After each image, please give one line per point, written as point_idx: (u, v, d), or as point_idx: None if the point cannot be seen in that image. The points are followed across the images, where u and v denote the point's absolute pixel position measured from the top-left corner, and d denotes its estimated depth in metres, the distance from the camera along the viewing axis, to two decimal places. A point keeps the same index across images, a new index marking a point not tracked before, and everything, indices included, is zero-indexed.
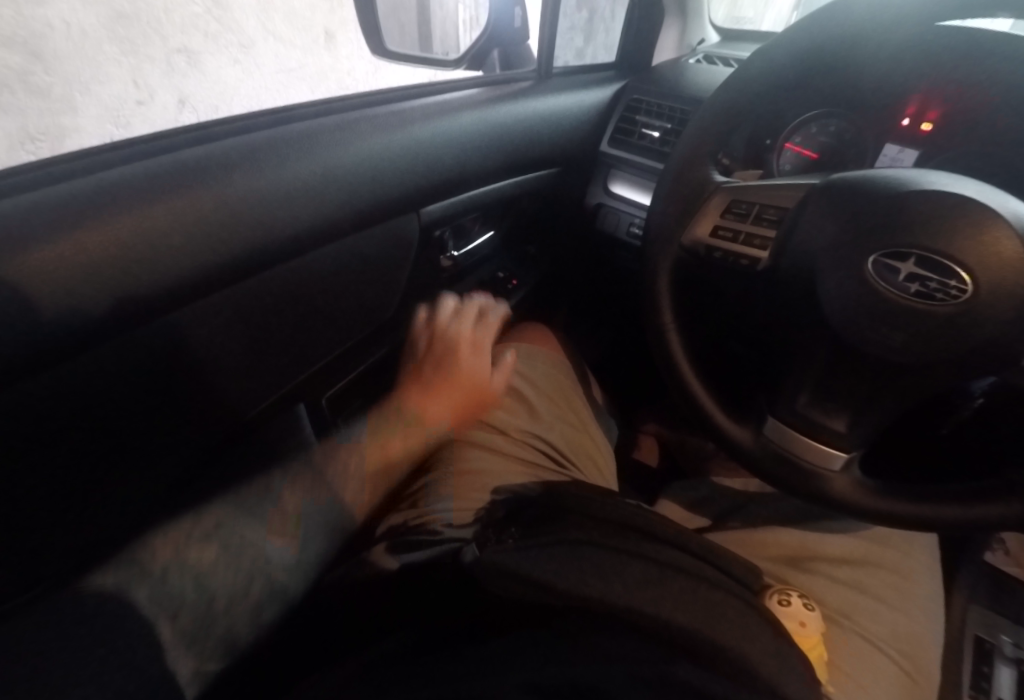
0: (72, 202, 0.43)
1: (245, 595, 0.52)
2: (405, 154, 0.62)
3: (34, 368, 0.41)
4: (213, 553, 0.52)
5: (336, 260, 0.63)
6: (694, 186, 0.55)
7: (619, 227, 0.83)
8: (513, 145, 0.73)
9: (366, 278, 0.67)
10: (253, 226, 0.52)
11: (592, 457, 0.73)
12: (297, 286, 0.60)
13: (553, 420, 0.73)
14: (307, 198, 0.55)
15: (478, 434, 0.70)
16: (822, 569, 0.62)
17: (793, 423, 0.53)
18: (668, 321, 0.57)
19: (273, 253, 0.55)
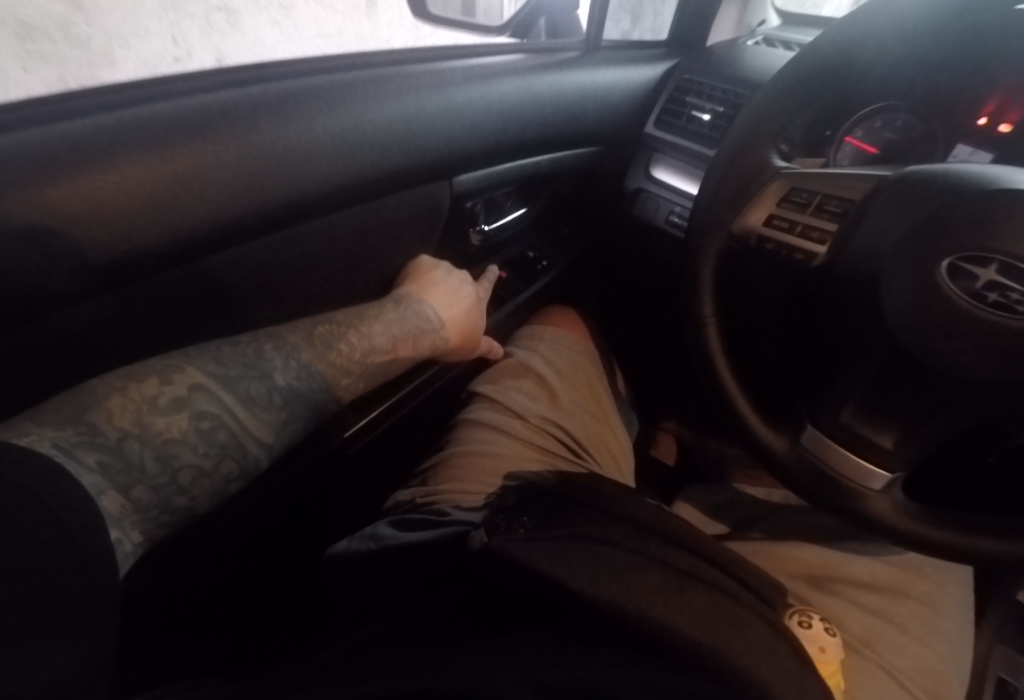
0: (85, 142, 0.41)
1: (199, 476, 0.49)
2: (438, 117, 0.58)
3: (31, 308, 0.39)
4: (177, 433, 0.48)
5: (365, 223, 0.60)
6: (750, 172, 0.51)
7: (657, 213, 0.79)
8: (552, 117, 0.69)
9: (393, 240, 0.64)
10: (273, 181, 0.49)
11: (612, 452, 0.69)
12: (318, 247, 0.57)
13: (575, 408, 0.69)
14: (331, 155, 0.52)
15: (494, 418, 0.67)
16: (846, 594, 0.59)
17: (835, 437, 0.49)
18: (709, 315, 0.53)
19: (302, 208, 0.53)
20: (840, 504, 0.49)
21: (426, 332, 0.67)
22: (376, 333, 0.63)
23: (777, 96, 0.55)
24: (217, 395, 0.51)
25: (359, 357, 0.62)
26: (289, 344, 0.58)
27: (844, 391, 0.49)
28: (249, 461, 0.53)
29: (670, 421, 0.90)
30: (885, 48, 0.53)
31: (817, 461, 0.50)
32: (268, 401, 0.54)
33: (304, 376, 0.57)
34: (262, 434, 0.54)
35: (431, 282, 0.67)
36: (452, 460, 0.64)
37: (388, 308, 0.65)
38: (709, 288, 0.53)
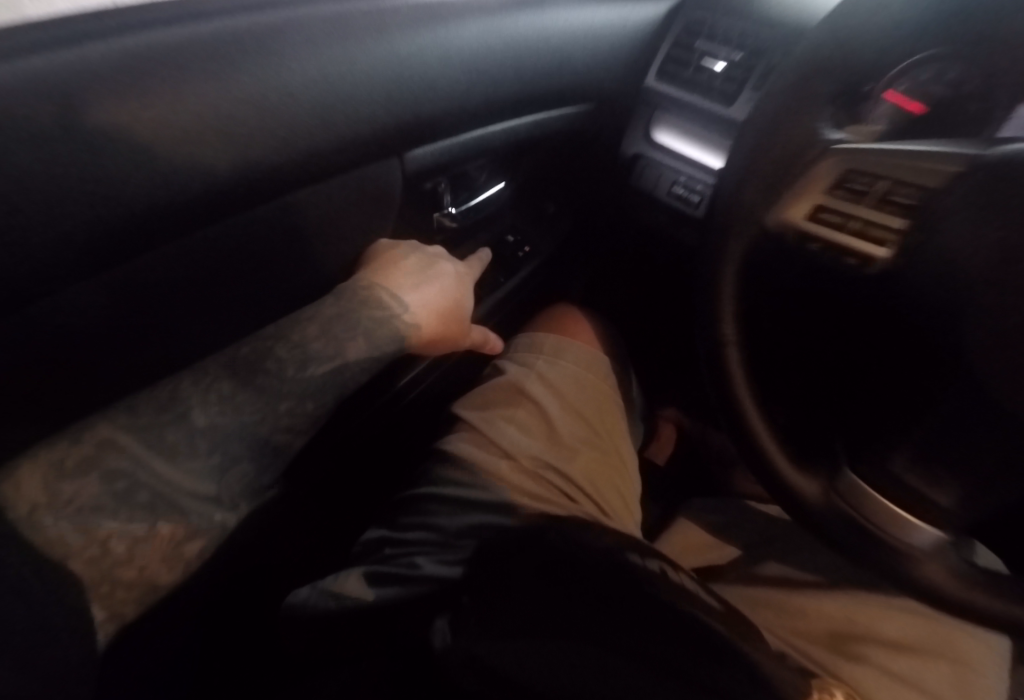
0: None
1: (136, 544, 0.37)
2: (378, 76, 0.41)
3: None
4: (91, 497, 0.36)
5: (306, 202, 0.44)
6: (795, 145, 0.39)
7: (659, 184, 0.67)
8: (530, 73, 0.53)
9: (346, 221, 0.48)
10: (142, 192, 0.32)
11: (618, 490, 0.58)
12: (239, 248, 0.41)
13: (575, 442, 0.58)
14: (225, 146, 0.34)
15: (478, 451, 0.56)
16: (874, 657, 0.51)
17: (879, 488, 0.41)
18: (729, 335, 0.42)
19: (218, 193, 0.36)
20: (887, 574, 0.40)
21: (386, 322, 0.47)
22: (313, 336, 0.44)
23: (838, 41, 0.41)
24: (131, 448, 0.38)
25: (293, 373, 0.43)
26: (210, 373, 0.42)
27: (902, 428, 0.40)
28: (198, 523, 0.40)
29: (669, 408, 0.88)
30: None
31: (853, 513, 0.40)
32: (194, 449, 0.40)
33: (226, 411, 0.41)
34: (203, 486, 0.40)
35: (391, 262, 0.50)
36: (429, 502, 0.55)
37: (332, 300, 0.46)
38: (731, 302, 0.41)
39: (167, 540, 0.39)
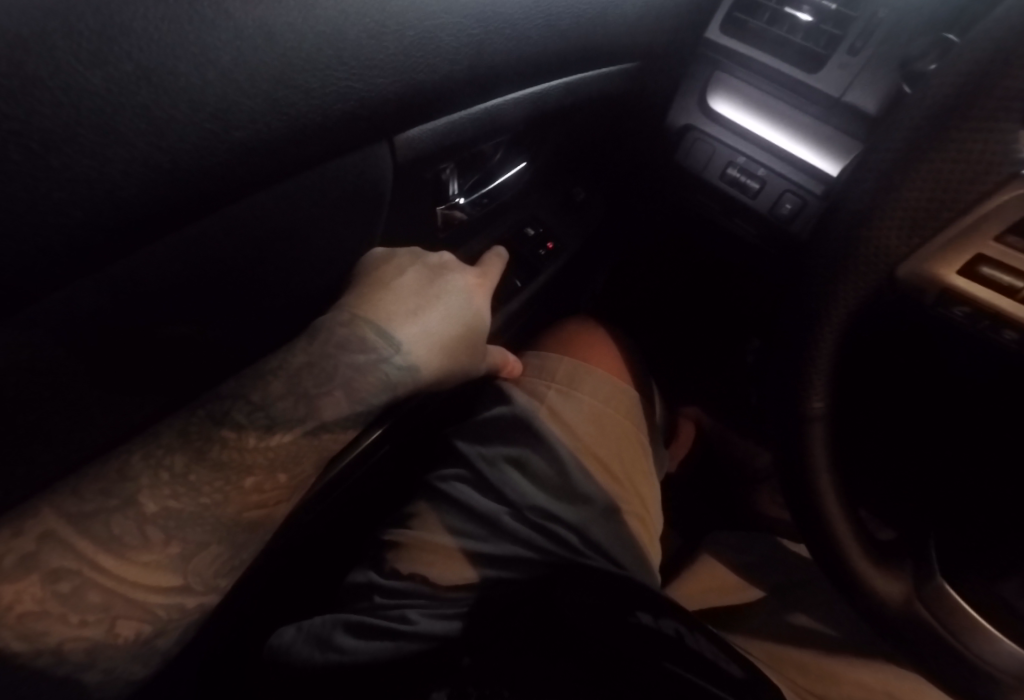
0: None
1: (95, 647, 0.32)
2: (347, 32, 0.28)
3: None
4: (35, 602, 0.30)
5: (280, 210, 0.32)
6: (966, 163, 0.25)
7: (710, 164, 0.54)
8: (569, 15, 0.40)
9: (334, 225, 0.36)
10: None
11: (641, 541, 0.49)
12: (185, 281, 0.29)
13: (590, 489, 0.48)
14: (113, 148, 0.22)
15: (473, 499, 0.47)
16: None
17: (979, 602, 0.33)
18: (817, 410, 0.33)
19: (143, 211, 0.25)
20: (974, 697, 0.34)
21: (370, 367, 0.36)
22: (279, 394, 0.34)
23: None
24: (74, 544, 0.31)
25: (255, 443, 0.34)
26: (161, 442, 0.32)
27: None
28: (167, 615, 0.34)
29: (690, 406, 0.77)
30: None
31: (937, 626, 0.33)
32: (147, 539, 0.32)
33: (185, 498, 0.32)
34: (167, 578, 0.33)
35: (379, 284, 0.39)
36: (426, 550, 0.47)
37: (304, 343, 0.36)
38: (825, 373, 0.32)
39: (130, 638, 0.33)
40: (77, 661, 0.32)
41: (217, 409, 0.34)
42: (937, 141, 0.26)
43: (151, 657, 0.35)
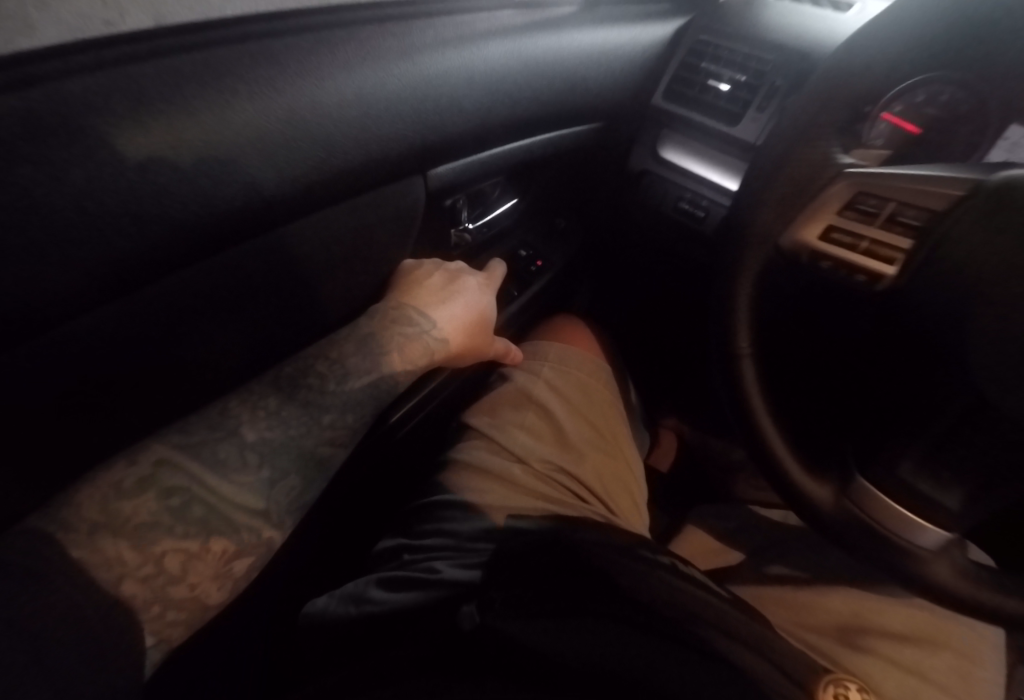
0: None
1: (190, 558, 0.36)
2: (402, 100, 0.43)
3: None
4: (149, 515, 0.35)
5: (348, 221, 0.46)
6: (808, 175, 0.41)
7: (665, 198, 0.69)
8: (547, 89, 0.55)
9: (378, 234, 0.49)
10: (179, 202, 0.34)
11: (630, 493, 0.58)
12: (283, 267, 0.43)
13: (583, 446, 0.58)
14: (250, 154, 0.36)
15: (491, 459, 0.56)
16: (880, 647, 0.52)
17: (886, 491, 0.42)
18: (744, 348, 0.44)
19: (274, 211, 0.39)
20: (903, 572, 0.42)
21: (416, 337, 0.49)
22: (349, 353, 0.47)
23: (849, 75, 0.42)
24: (185, 465, 0.38)
25: (334, 387, 0.45)
26: (256, 392, 0.43)
27: (915, 429, 0.41)
28: (249, 537, 0.39)
29: (669, 418, 0.87)
30: (920, 3, 0.39)
31: (865, 517, 0.43)
32: (244, 463, 0.40)
33: (274, 427, 0.42)
34: (253, 499, 0.39)
35: (416, 283, 0.52)
36: (445, 509, 0.55)
37: (366, 321, 0.49)
38: (744, 321, 0.44)
39: (219, 554, 0.37)
40: (172, 574, 0.35)
41: (297, 370, 0.45)
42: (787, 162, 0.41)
43: (228, 587, 0.38)
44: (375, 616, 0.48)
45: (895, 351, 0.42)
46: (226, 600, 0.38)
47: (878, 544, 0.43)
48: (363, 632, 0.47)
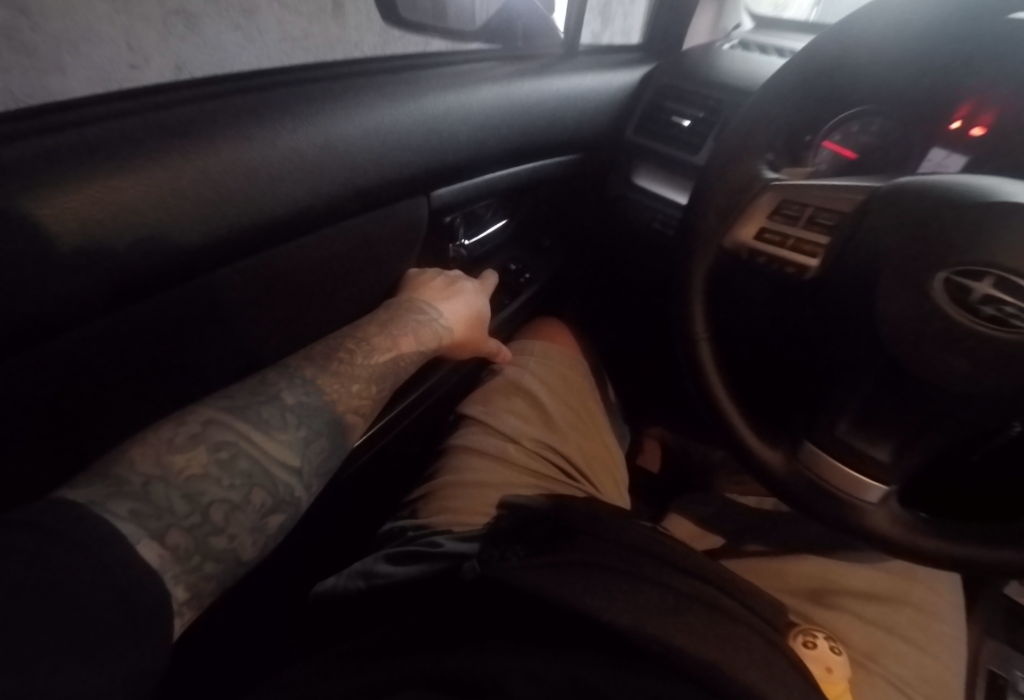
0: (42, 155, 0.35)
1: (233, 509, 0.40)
2: (410, 132, 0.53)
3: (15, 345, 0.36)
4: (199, 467, 0.40)
5: (363, 230, 0.56)
6: (741, 185, 0.50)
7: (641, 218, 0.78)
8: (531, 125, 0.65)
9: (382, 242, 0.59)
10: (235, 208, 0.43)
11: (609, 471, 0.65)
12: (317, 264, 0.53)
13: (568, 428, 0.65)
14: (290, 172, 0.45)
15: (487, 438, 0.63)
16: (846, 604, 0.57)
17: (833, 452, 0.49)
18: (699, 332, 0.52)
19: (306, 220, 0.49)
20: (849, 521, 0.49)
21: (427, 323, 0.59)
22: (374, 335, 0.56)
23: (771, 106, 0.53)
24: (231, 424, 0.44)
25: (361, 361, 0.54)
26: (291, 366, 0.51)
27: (849, 388, 0.48)
28: (283, 492, 0.44)
29: (655, 426, 0.91)
30: (825, 61, 0.52)
31: (813, 476, 0.50)
32: (284, 422, 0.47)
33: (310, 394, 0.50)
34: (290, 457, 0.46)
35: (422, 283, 0.62)
36: (443, 486, 0.61)
37: (382, 312, 0.59)
38: (699, 308, 0.52)
39: (260, 507, 0.42)
40: (218, 521, 0.39)
41: (324, 354, 0.53)
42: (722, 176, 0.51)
43: (264, 541, 0.43)
44: (385, 588, 0.52)
45: (821, 329, 0.50)
46: (257, 556, 0.43)
47: (827, 498, 0.50)
48: (379, 599, 0.51)
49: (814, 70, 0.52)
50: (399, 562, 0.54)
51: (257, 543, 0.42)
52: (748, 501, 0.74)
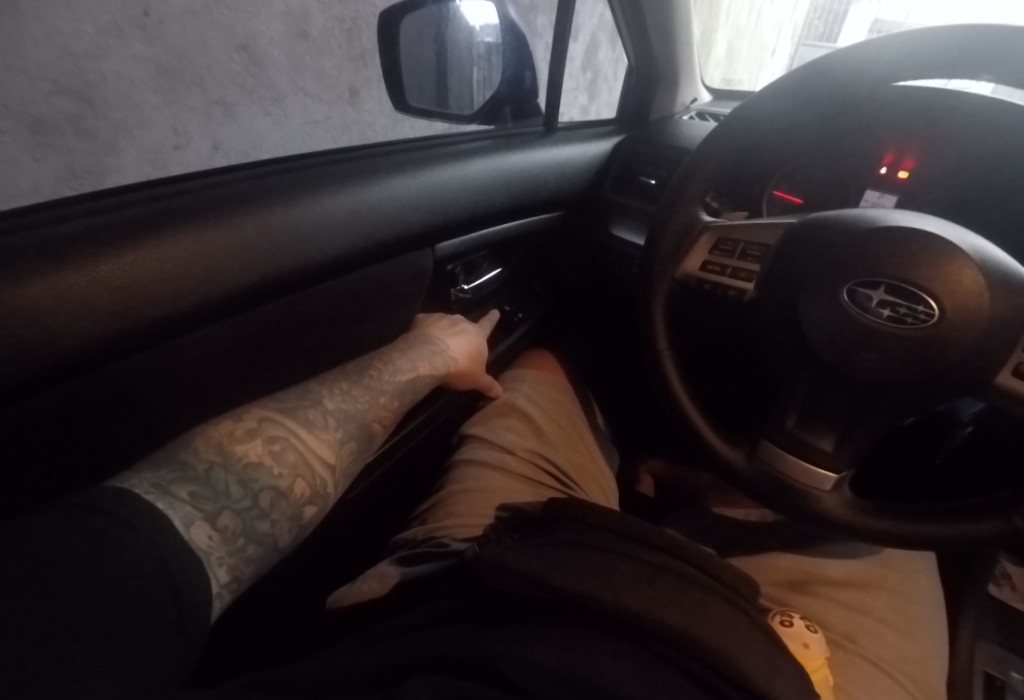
0: (148, 218, 0.46)
1: (277, 497, 0.49)
2: (420, 198, 0.66)
3: (110, 357, 0.46)
4: (256, 456, 0.51)
5: (380, 276, 0.68)
6: (684, 227, 0.61)
7: (619, 263, 0.90)
8: (519, 189, 0.78)
9: (398, 285, 0.71)
10: (282, 257, 0.55)
11: (594, 477, 0.75)
12: (348, 301, 0.66)
13: (557, 441, 0.76)
14: (327, 230, 0.58)
15: (488, 450, 0.73)
16: (823, 591, 0.63)
17: (786, 447, 0.57)
18: (663, 347, 0.61)
19: (335, 268, 0.61)
20: (806, 505, 0.56)
21: (438, 354, 0.72)
22: (400, 361, 0.69)
23: (716, 150, 0.63)
24: (283, 422, 0.56)
25: (388, 377, 0.68)
26: (330, 380, 0.64)
27: (791, 391, 0.57)
28: (322, 486, 0.54)
29: (653, 458, 0.93)
30: (778, 120, 0.63)
31: (768, 468, 0.58)
32: (325, 422, 0.59)
33: (347, 400, 0.62)
34: (327, 453, 0.57)
35: (429, 325, 0.75)
36: (449, 493, 0.69)
37: (401, 343, 0.72)
38: (661, 327, 0.62)
39: (300, 496, 0.52)
40: (264, 506, 0.48)
41: (351, 377, 0.65)
42: (672, 218, 0.62)
43: (299, 528, 0.51)
44: (400, 587, 0.57)
45: (763, 342, 0.60)
46: (291, 543, 0.51)
47: (785, 487, 0.57)
48: (394, 596, 0.57)
49: (785, 127, 0.63)
50: (410, 563, 0.60)
51: (293, 529, 0.50)
52: (735, 514, 0.77)
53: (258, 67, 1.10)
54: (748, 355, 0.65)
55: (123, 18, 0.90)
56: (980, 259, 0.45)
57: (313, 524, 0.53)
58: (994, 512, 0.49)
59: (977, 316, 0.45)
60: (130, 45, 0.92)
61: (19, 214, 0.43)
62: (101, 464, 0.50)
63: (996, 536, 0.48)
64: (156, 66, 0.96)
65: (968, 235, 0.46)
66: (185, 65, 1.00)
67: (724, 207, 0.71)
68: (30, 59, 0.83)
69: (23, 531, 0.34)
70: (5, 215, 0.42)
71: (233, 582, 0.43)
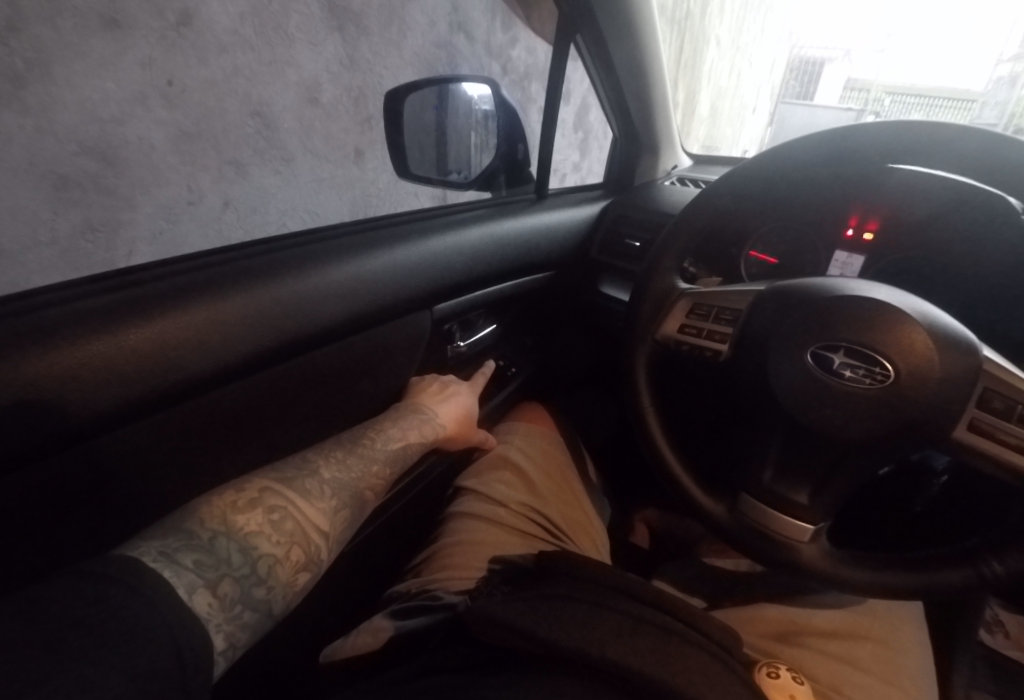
0: (171, 291, 0.51)
1: (274, 565, 0.52)
2: (420, 264, 0.71)
3: (126, 419, 0.49)
4: (256, 526, 0.53)
5: (380, 337, 0.72)
6: (663, 292, 0.66)
7: (607, 318, 0.95)
8: (512, 252, 0.84)
9: (396, 345, 0.75)
10: (291, 322, 0.59)
11: (585, 530, 0.77)
12: (348, 365, 0.70)
13: (548, 495, 0.78)
14: (333, 296, 0.62)
15: (480, 505, 0.75)
16: (811, 642, 0.64)
17: (766, 501, 0.60)
18: (646, 405, 0.66)
19: (340, 330, 0.65)
20: (785, 557, 0.58)
21: (430, 421, 0.75)
22: (393, 427, 0.73)
23: (693, 216, 0.69)
24: (282, 492, 0.58)
25: (381, 445, 0.70)
26: (327, 447, 0.67)
27: (765, 448, 0.60)
28: (316, 554, 0.57)
29: (647, 508, 0.95)
30: (748, 190, 0.69)
31: (750, 521, 0.61)
32: (320, 491, 0.61)
33: (342, 469, 0.65)
34: (321, 521, 0.59)
35: (422, 389, 0.79)
36: (443, 548, 0.71)
37: (396, 409, 0.76)
38: (644, 384, 0.66)
39: (294, 564, 0.54)
40: (261, 574, 0.50)
41: (346, 443, 0.68)
42: (652, 282, 0.67)
43: (292, 594, 0.53)
44: (395, 641, 0.59)
45: (739, 399, 0.64)
46: (285, 609, 0.53)
47: (767, 539, 0.59)
48: (389, 651, 0.58)
49: (754, 196, 0.69)
50: (404, 617, 0.62)
51: (286, 594, 0.52)
52: (725, 564, 0.78)
53: (271, 131, 1.18)
54: (727, 411, 0.69)
55: (148, 88, 0.97)
56: (928, 322, 0.49)
57: (307, 588, 0.55)
58: (959, 561, 0.51)
59: (929, 375, 0.49)
60: (152, 111, 0.99)
61: (50, 292, 0.47)
62: (112, 519, 0.52)
63: (963, 584, 0.51)
64: (176, 131, 1.03)
65: (915, 300, 0.51)
66: (204, 130, 1.07)
67: (700, 269, 0.75)
68: (59, 122, 0.88)
69: (44, 586, 0.37)
70: (45, 293, 0.47)
71: (228, 648, 0.45)
